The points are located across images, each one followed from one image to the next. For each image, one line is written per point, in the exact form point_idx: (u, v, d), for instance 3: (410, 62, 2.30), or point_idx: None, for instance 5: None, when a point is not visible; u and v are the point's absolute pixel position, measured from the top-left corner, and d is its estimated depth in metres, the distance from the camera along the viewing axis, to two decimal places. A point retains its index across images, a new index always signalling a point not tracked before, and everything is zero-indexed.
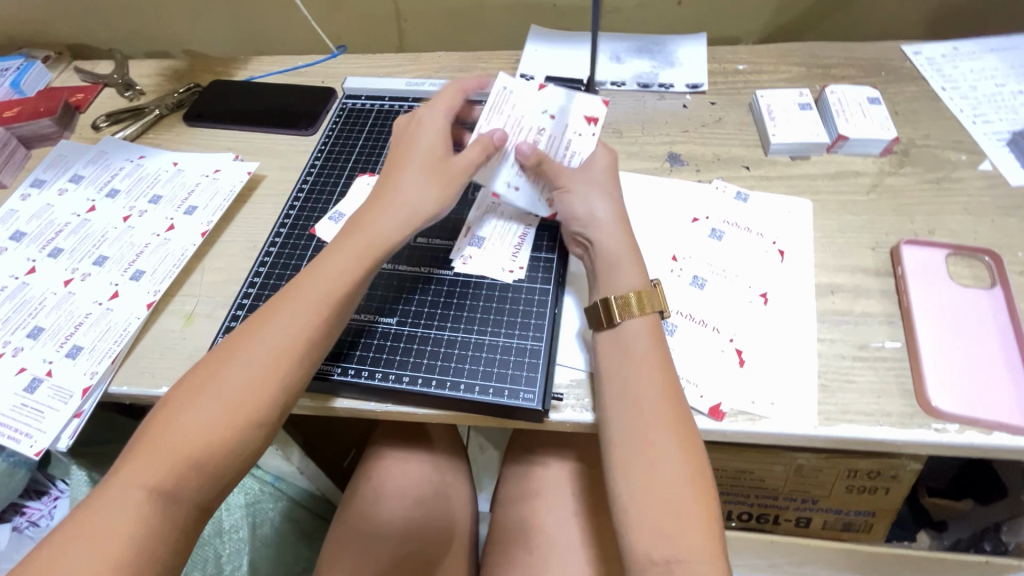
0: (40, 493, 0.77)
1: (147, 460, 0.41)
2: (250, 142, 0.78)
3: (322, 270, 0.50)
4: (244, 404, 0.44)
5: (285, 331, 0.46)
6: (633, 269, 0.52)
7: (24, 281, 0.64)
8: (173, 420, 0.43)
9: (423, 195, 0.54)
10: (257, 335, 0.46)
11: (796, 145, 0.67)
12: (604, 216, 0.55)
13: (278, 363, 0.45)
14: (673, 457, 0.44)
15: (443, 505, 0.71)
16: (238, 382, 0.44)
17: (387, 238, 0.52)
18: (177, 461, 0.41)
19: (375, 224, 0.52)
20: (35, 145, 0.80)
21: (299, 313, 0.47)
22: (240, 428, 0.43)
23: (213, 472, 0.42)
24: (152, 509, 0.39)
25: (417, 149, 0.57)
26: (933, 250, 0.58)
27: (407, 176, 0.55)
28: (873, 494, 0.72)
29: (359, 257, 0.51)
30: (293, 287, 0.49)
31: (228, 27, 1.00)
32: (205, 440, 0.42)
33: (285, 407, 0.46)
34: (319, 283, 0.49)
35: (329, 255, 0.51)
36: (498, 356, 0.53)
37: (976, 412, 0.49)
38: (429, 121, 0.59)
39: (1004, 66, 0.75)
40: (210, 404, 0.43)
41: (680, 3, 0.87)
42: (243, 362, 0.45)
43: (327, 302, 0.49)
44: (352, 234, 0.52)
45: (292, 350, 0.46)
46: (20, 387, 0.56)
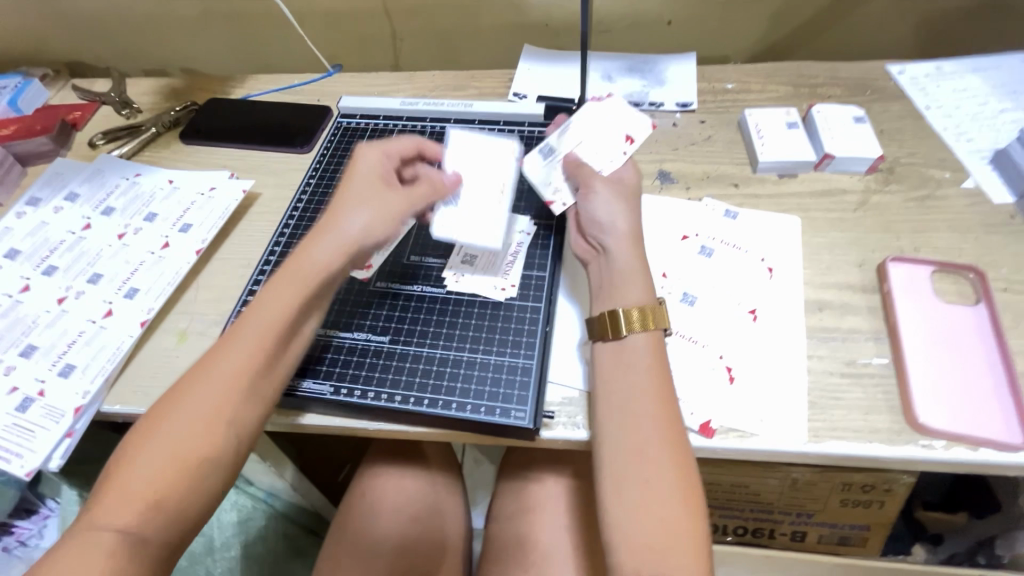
0: (29, 511, 0.76)
1: (110, 505, 0.41)
2: (246, 160, 0.79)
3: (263, 303, 0.49)
4: (196, 442, 0.44)
5: (231, 368, 0.46)
6: (640, 285, 0.52)
7: (17, 299, 0.64)
8: (130, 465, 0.43)
9: (364, 227, 0.53)
10: (203, 374, 0.46)
11: (784, 163, 0.68)
12: (621, 225, 0.55)
13: (226, 400, 0.45)
14: (665, 473, 0.45)
15: (437, 522, 0.71)
16: (188, 422, 0.44)
17: (328, 268, 0.51)
18: (135, 506, 0.41)
19: (315, 255, 0.51)
20: (31, 162, 0.81)
21: (238, 351, 0.47)
22: (194, 468, 0.43)
23: (174, 511, 0.42)
24: (120, 551, 0.40)
25: (355, 183, 0.56)
26: (919, 266, 0.59)
27: (347, 210, 0.54)
28: (866, 508, 0.72)
29: (293, 293, 0.50)
30: (237, 323, 0.49)
31: (225, 46, 1.02)
32: (163, 482, 0.42)
33: (239, 441, 0.46)
34: (261, 316, 0.49)
35: (269, 289, 0.50)
36: (490, 375, 0.54)
37: (963, 428, 0.49)
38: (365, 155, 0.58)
39: (986, 86, 0.76)
40: (162, 446, 0.43)
41: (670, 23, 0.89)
42: (191, 402, 0.45)
43: (270, 333, 0.48)
44: (286, 271, 0.51)
45: (237, 385, 0.46)
46: (11, 406, 0.56)
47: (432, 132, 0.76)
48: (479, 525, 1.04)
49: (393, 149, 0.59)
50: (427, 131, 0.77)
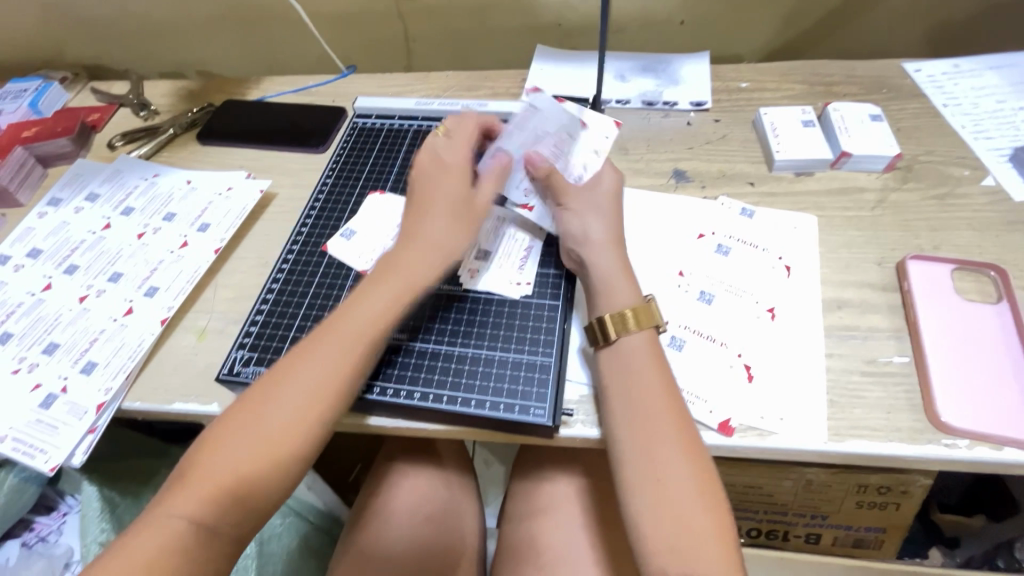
0: (49, 508, 0.78)
1: (190, 492, 0.42)
2: (263, 160, 0.79)
3: (357, 307, 0.51)
4: (285, 437, 0.45)
5: (321, 368, 0.48)
6: (623, 289, 0.53)
7: (40, 298, 0.65)
8: (215, 454, 0.44)
9: (446, 234, 0.56)
10: (295, 370, 0.48)
11: (800, 161, 0.68)
12: (597, 236, 0.56)
13: (318, 398, 0.47)
14: (680, 470, 0.44)
15: (452, 521, 0.72)
16: (278, 416, 0.45)
17: (418, 277, 0.53)
18: (216, 495, 0.42)
19: (405, 264, 0.54)
20: (51, 163, 0.82)
21: (336, 354, 0.48)
22: (278, 460, 0.44)
23: (253, 501, 0.43)
24: (193, 537, 0.41)
25: (437, 186, 0.59)
26: (939, 265, 0.58)
27: (430, 215, 0.56)
28: (883, 510, 0.72)
29: (391, 300, 0.52)
30: (328, 323, 0.50)
31: (240, 48, 1.03)
32: (246, 473, 0.43)
33: (324, 439, 0.47)
34: (354, 321, 0.50)
35: (365, 292, 0.52)
36: (508, 372, 0.54)
37: (986, 428, 0.49)
38: (452, 158, 0.61)
39: (1005, 83, 0.76)
40: (250, 440, 0.44)
41: (682, 22, 0.89)
42: (283, 396, 0.46)
43: (362, 339, 0.50)
44: (382, 276, 0.53)
45: (330, 386, 0.47)
46: (35, 403, 0.57)
47: None
48: (492, 524, 1.04)
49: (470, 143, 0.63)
50: None
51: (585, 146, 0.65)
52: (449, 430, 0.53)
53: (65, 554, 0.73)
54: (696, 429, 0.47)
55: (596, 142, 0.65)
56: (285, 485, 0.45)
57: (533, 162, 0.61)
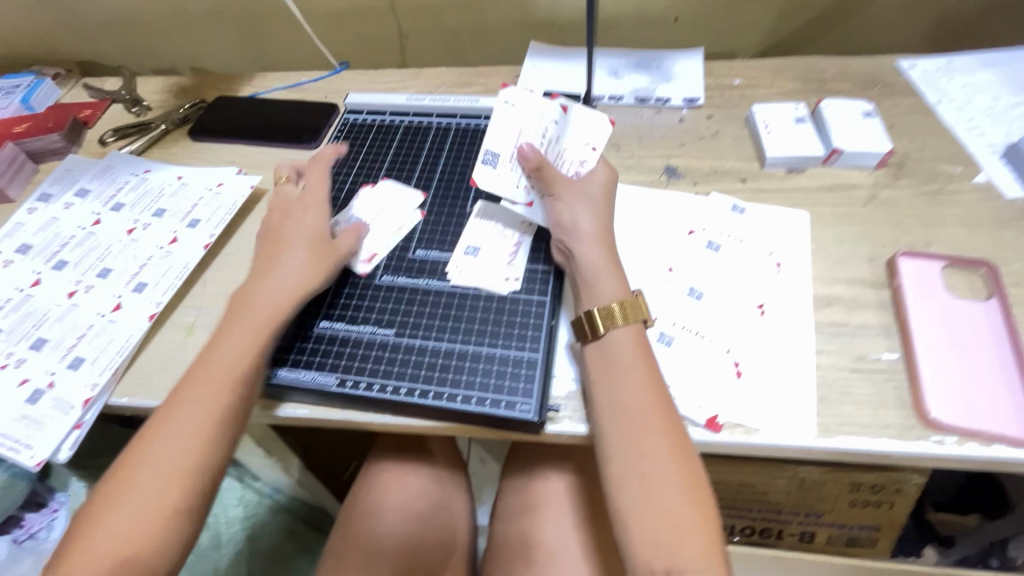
0: (39, 504, 0.77)
1: (77, 568, 0.41)
2: (254, 156, 0.79)
3: (216, 354, 0.50)
4: (161, 498, 0.44)
5: (189, 421, 0.47)
6: (611, 280, 0.53)
7: (29, 293, 0.64)
8: (95, 526, 0.43)
9: (303, 273, 0.55)
10: (161, 428, 0.46)
11: (792, 158, 0.68)
12: (587, 227, 0.55)
13: (190, 452, 0.46)
14: (664, 467, 0.44)
15: (443, 519, 0.71)
16: (149, 478, 0.44)
17: (276, 317, 0.52)
18: (104, 564, 0.42)
19: (265, 306, 0.53)
20: (42, 159, 0.82)
21: (198, 403, 0.47)
22: (162, 519, 0.43)
23: (144, 568, 0.42)
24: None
25: (288, 230, 0.58)
26: (930, 261, 0.58)
27: (285, 257, 0.56)
28: (875, 508, 0.71)
29: (248, 344, 0.51)
30: (189, 376, 0.49)
31: (234, 44, 1.02)
32: (133, 536, 0.43)
33: (208, 491, 0.46)
34: (216, 366, 0.49)
35: (221, 338, 0.51)
36: (495, 368, 0.54)
37: (974, 424, 0.48)
38: (302, 201, 0.61)
39: (998, 80, 0.75)
40: (132, 503, 0.44)
41: (676, 19, 0.89)
42: (150, 458, 0.45)
43: (225, 385, 0.48)
44: (236, 320, 0.52)
45: (201, 437, 0.46)
46: (22, 398, 0.56)
47: (439, 128, 0.76)
48: (485, 522, 1.04)
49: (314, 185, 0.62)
50: (433, 127, 0.77)
51: (577, 139, 0.61)
52: (435, 426, 0.53)
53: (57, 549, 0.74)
54: (683, 424, 0.47)
55: (590, 134, 0.62)
56: (177, 545, 0.44)
57: (525, 156, 0.58)
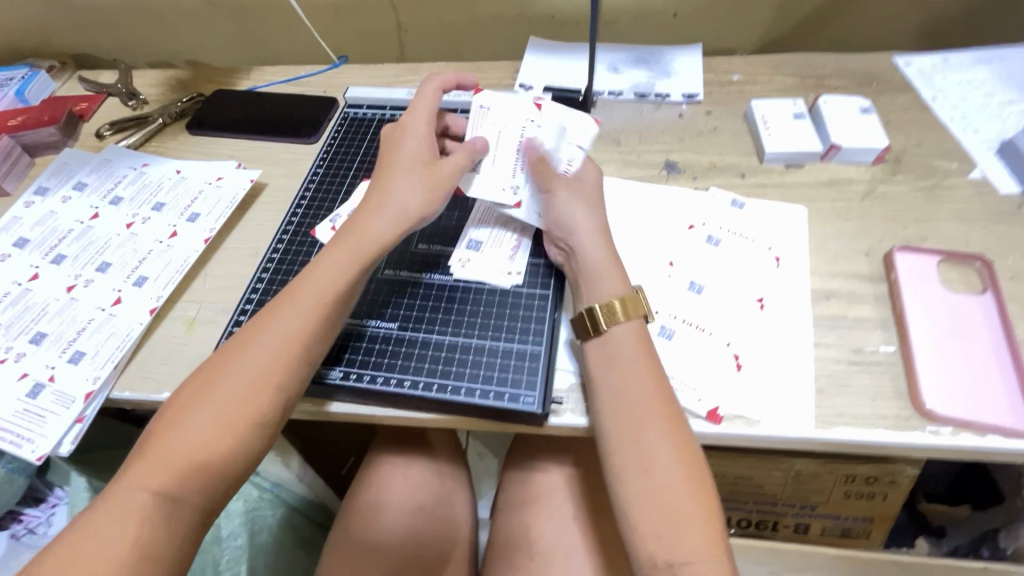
0: (38, 500, 0.77)
1: (149, 466, 0.42)
2: (253, 150, 0.79)
3: (314, 275, 0.51)
4: (243, 407, 0.45)
5: (281, 336, 0.48)
6: (612, 278, 0.53)
7: (27, 287, 0.64)
8: (175, 428, 0.44)
9: (418, 197, 0.55)
10: (254, 340, 0.47)
11: (790, 153, 0.68)
12: (587, 224, 0.56)
13: (278, 368, 0.47)
14: (666, 459, 0.45)
15: (445, 511, 0.72)
16: (233, 388, 0.45)
17: (379, 242, 0.53)
18: (176, 466, 0.42)
19: (370, 231, 0.53)
20: (38, 153, 0.81)
21: (297, 318, 0.49)
22: (241, 428, 0.45)
23: (213, 477, 0.43)
24: (155, 510, 0.41)
25: (399, 155, 0.58)
26: (925, 256, 0.59)
27: (398, 181, 0.56)
28: (870, 500, 0.73)
29: (346, 263, 0.52)
30: (286, 293, 0.50)
31: (231, 38, 1.02)
32: (208, 443, 0.43)
33: (285, 407, 0.47)
34: (313, 287, 0.50)
35: (322, 258, 0.52)
36: (498, 361, 0.54)
37: (969, 415, 0.49)
38: (413, 124, 0.60)
39: (993, 77, 0.76)
40: (213, 410, 0.44)
41: (675, 15, 0.89)
42: (239, 368, 0.46)
43: (321, 308, 0.50)
44: (342, 239, 0.53)
45: (291, 354, 0.47)
46: (22, 393, 0.56)
47: None
48: (484, 516, 1.05)
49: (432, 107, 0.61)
50: None
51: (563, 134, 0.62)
52: (438, 419, 0.53)
53: None
54: (683, 418, 0.48)
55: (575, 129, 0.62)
56: (246, 459, 0.45)
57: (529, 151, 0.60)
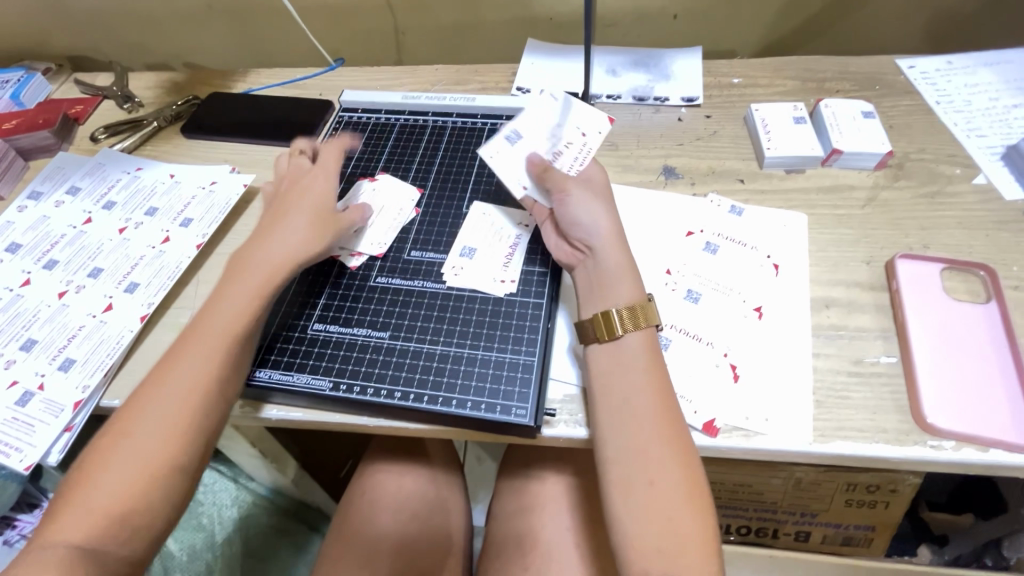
0: (33, 506, 0.77)
1: (72, 519, 0.42)
2: (248, 154, 0.78)
3: (218, 309, 0.51)
4: (155, 452, 0.44)
5: (189, 376, 0.47)
6: (631, 282, 0.52)
7: (19, 293, 0.64)
8: (89, 480, 0.43)
9: (306, 235, 0.56)
10: (161, 382, 0.47)
11: (790, 158, 0.67)
12: (607, 225, 0.54)
13: (188, 408, 0.46)
14: (666, 472, 0.44)
15: (440, 520, 0.71)
16: (146, 433, 0.45)
17: (272, 277, 0.53)
18: (99, 519, 0.42)
19: (261, 263, 0.53)
20: (32, 156, 0.81)
21: (199, 357, 0.48)
22: (157, 474, 0.44)
23: (134, 525, 0.42)
24: (81, 561, 0.40)
25: (294, 195, 0.59)
26: (927, 264, 0.58)
27: (290, 218, 0.57)
28: (871, 508, 0.71)
29: (243, 300, 0.51)
30: (189, 332, 0.50)
31: (228, 40, 1.01)
32: (125, 493, 0.43)
33: (200, 450, 0.46)
34: (216, 322, 0.50)
35: (220, 295, 0.52)
36: (491, 372, 0.53)
37: (972, 429, 0.48)
38: (314, 172, 0.62)
39: (998, 81, 0.75)
40: (127, 460, 0.44)
41: (675, 17, 0.88)
42: (148, 411, 0.45)
43: (225, 343, 0.49)
44: (234, 277, 0.53)
45: (197, 394, 0.47)
46: (11, 400, 0.56)
47: (435, 126, 0.75)
48: (481, 522, 1.04)
49: (324, 164, 0.63)
50: (429, 125, 0.76)
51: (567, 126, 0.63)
52: (430, 430, 0.53)
53: None
54: (685, 430, 0.47)
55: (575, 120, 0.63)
56: (168, 503, 0.44)
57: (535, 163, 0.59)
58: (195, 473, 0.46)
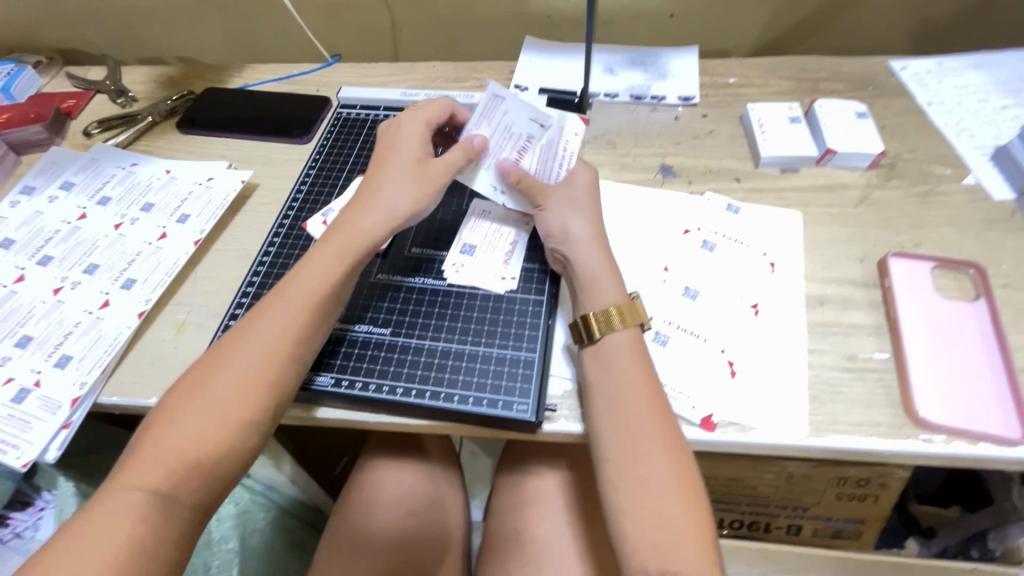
0: (26, 504, 0.76)
1: (148, 463, 0.42)
2: (244, 150, 0.78)
3: (308, 269, 0.51)
4: (238, 403, 0.44)
5: (277, 331, 0.47)
6: (608, 285, 0.53)
7: (13, 289, 0.63)
8: (171, 425, 0.43)
9: (407, 196, 0.55)
10: (249, 335, 0.47)
11: (785, 157, 0.68)
12: (580, 232, 0.55)
13: (275, 362, 0.47)
14: (662, 468, 0.45)
15: (438, 515, 0.72)
16: (233, 380, 0.45)
17: (367, 237, 0.53)
18: (178, 463, 0.42)
19: (358, 226, 0.54)
20: (24, 151, 0.80)
21: (291, 312, 0.49)
22: (237, 426, 0.44)
23: (209, 474, 0.43)
24: (153, 507, 0.40)
25: (400, 151, 0.58)
26: (919, 262, 0.59)
27: (391, 180, 0.56)
28: (861, 501, 0.73)
29: (336, 256, 0.52)
30: (279, 290, 0.50)
31: (223, 35, 1.00)
32: (207, 439, 0.43)
33: (280, 405, 0.47)
34: (305, 281, 0.50)
35: (312, 254, 0.52)
36: (492, 368, 0.53)
37: (962, 423, 0.49)
38: (406, 123, 0.60)
39: (987, 82, 0.76)
40: (210, 406, 0.44)
41: (671, 16, 0.88)
42: (233, 363, 0.46)
43: (314, 302, 0.49)
44: (330, 235, 0.53)
45: (286, 349, 0.47)
46: (7, 397, 0.55)
47: None
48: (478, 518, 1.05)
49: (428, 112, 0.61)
50: None
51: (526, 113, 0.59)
52: (432, 426, 0.53)
53: None
54: (677, 426, 0.47)
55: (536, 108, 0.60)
56: (242, 456, 0.45)
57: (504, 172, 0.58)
58: (270, 428, 0.47)
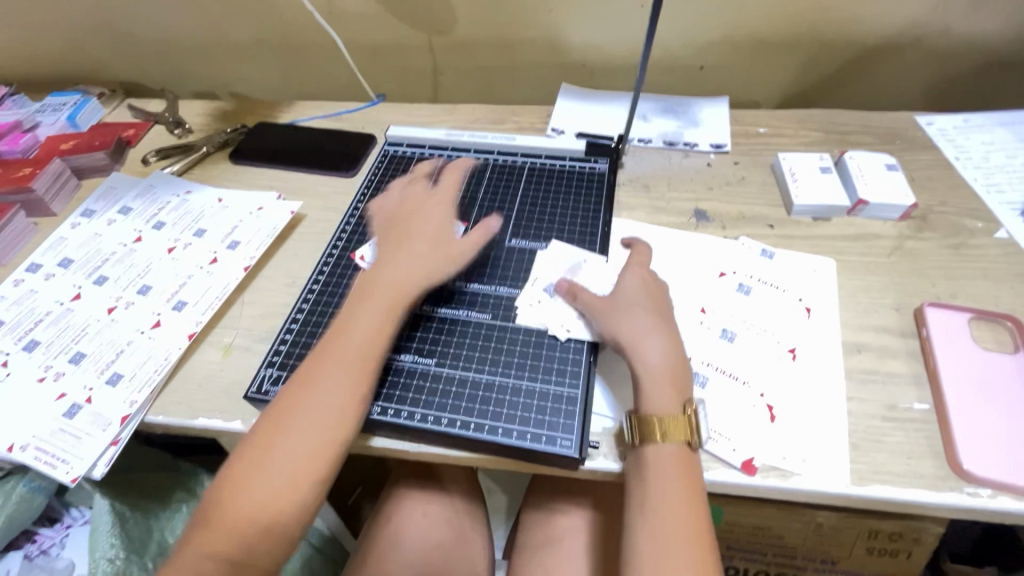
0: (53, 520, 0.79)
1: (213, 537, 0.44)
2: (293, 182, 0.81)
3: (355, 330, 0.53)
4: (305, 469, 0.46)
5: (334, 392, 0.49)
6: (664, 396, 0.50)
7: (69, 307, 0.66)
8: (238, 493, 0.45)
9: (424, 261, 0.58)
10: (309, 398, 0.49)
11: (817, 207, 0.70)
12: (640, 337, 0.53)
13: (331, 428, 0.48)
14: (681, 541, 0.45)
15: (463, 549, 0.71)
16: (292, 451, 0.46)
17: (401, 296, 0.55)
18: (239, 532, 0.44)
19: (388, 285, 0.56)
20: (86, 176, 0.84)
21: (342, 377, 0.50)
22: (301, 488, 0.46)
23: (279, 538, 0.45)
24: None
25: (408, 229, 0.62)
26: (955, 313, 0.60)
27: (407, 250, 0.59)
28: (893, 558, 0.71)
29: (382, 319, 0.54)
30: (327, 353, 0.52)
31: (275, 73, 1.06)
32: (268, 508, 0.45)
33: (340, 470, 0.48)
34: (353, 345, 0.52)
35: (358, 316, 0.54)
36: (536, 403, 0.54)
37: (1008, 477, 0.49)
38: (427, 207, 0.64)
39: (1013, 140, 0.79)
40: (270, 475, 0.45)
41: (702, 68, 0.93)
42: (289, 437, 0.47)
43: (362, 364, 0.51)
44: (367, 297, 0.55)
45: (344, 415, 0.49)
46: (59, 412, 0.57)
47: (477, 163, 0.78)
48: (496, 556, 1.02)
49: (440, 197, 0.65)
50: (471, 162, 0.79)
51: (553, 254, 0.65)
52: (474, 458, 0.54)
53: (66, 569, 0.75)
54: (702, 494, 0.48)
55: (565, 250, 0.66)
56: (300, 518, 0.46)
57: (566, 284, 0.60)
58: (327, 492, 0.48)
